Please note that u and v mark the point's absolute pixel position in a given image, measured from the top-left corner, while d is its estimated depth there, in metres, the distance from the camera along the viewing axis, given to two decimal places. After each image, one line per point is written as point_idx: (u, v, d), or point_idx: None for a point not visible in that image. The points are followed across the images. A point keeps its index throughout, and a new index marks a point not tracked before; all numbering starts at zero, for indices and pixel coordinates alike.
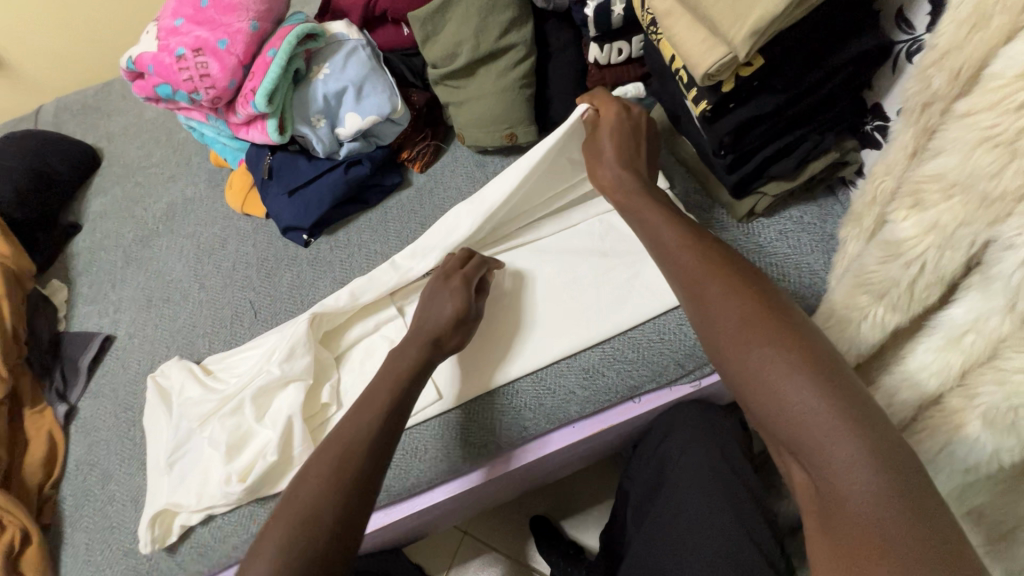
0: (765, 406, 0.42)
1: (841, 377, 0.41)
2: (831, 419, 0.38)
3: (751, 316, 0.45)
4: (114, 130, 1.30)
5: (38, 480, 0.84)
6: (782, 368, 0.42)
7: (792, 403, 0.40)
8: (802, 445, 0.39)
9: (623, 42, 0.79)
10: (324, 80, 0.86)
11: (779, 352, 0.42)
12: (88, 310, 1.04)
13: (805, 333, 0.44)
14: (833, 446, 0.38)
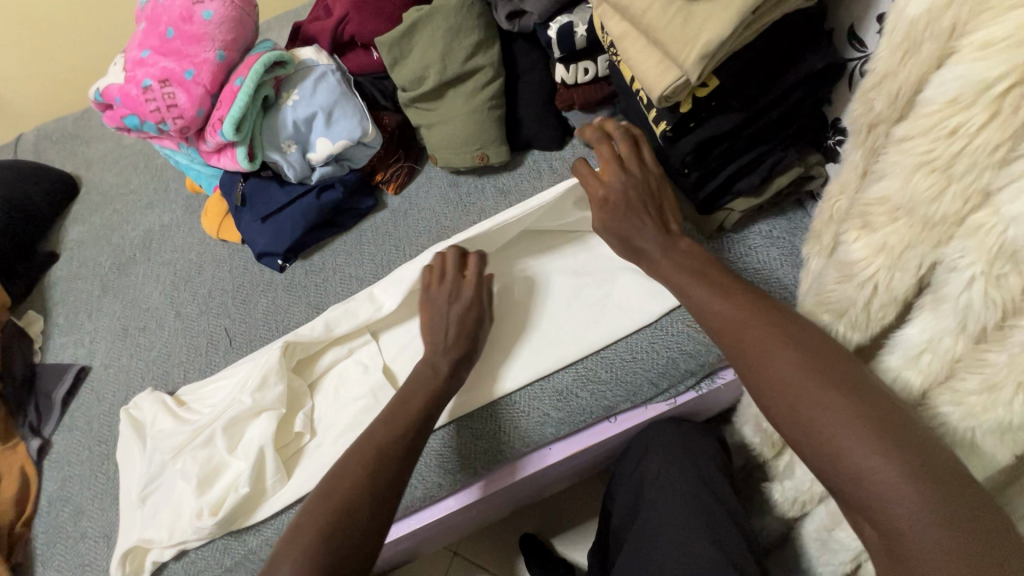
0: (827, 464, 0.41)
1: (904, 426, 0.40)
2: (899, 476, 0.38)
3: (802, 369, 0.44)
4: (92, 158, 1.29)
5: (9, 518, 0.82)
6: (843, 425, 0.41)
7: (857, 463, 0.40)
8: (869, 505, 0.39)
9: (589, 62, 0.79)
10: (294, 106, 0.86)
11: (836, 407, 0.42)
12: (64, 340, 1.03)
13: (859, 379, 0.43)
14: (902, 506, 0.37)
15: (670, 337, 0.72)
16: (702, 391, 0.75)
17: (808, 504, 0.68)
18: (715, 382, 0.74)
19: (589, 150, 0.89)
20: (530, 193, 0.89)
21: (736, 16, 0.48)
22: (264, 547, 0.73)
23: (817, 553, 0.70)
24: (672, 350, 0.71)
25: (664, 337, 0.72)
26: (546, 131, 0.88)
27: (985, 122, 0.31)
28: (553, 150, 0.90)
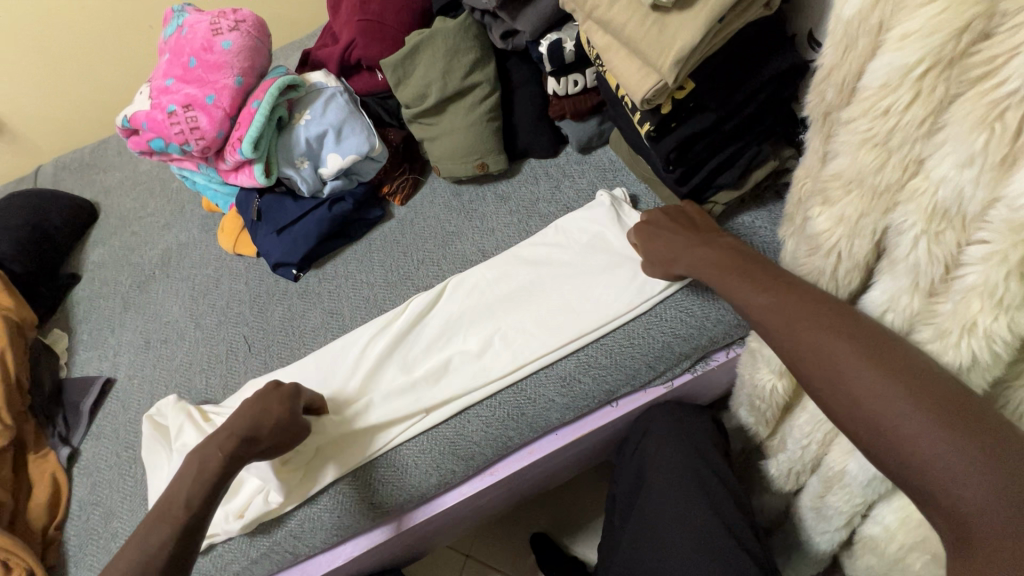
0: (894, 450, 0.41)
1: (973, 410, 0.40)
2: (969, 458, 0.38)
3: (861, 358, 0.44)
4: (110, 185, 1.36)
5: (43, 522, 0.86)
6: (907, 411, 0.41)
7: (924, 448, 0.40)
8: (939, 488, 0.39)
9: (578, 75, 0.86)
10: (306, 125, 0.93)
11: (895, 394, 0.42)
12: (88, 355, 1.08)
13: (920, 363, 0.43)
14: (969, 485, 0.37)
15: (664, 322, 0.77)
16: (696, 373, 0.80)
17: (802, 475, 0.72)
18: (708, 365, 0.79)
19: (582, 156, 0.96)
20: (528, 197, 0.95)
21: (704, 25, 0.54)
22: (288, 539, 0.76)
23: (813, 524, 0.74)
24: (666, 334, 0.76)
25: (658, 323, 0.77)
26: (541, 140, 0.95)
27: (911, 101, 0.37)
28: (548, 158, 0.97)
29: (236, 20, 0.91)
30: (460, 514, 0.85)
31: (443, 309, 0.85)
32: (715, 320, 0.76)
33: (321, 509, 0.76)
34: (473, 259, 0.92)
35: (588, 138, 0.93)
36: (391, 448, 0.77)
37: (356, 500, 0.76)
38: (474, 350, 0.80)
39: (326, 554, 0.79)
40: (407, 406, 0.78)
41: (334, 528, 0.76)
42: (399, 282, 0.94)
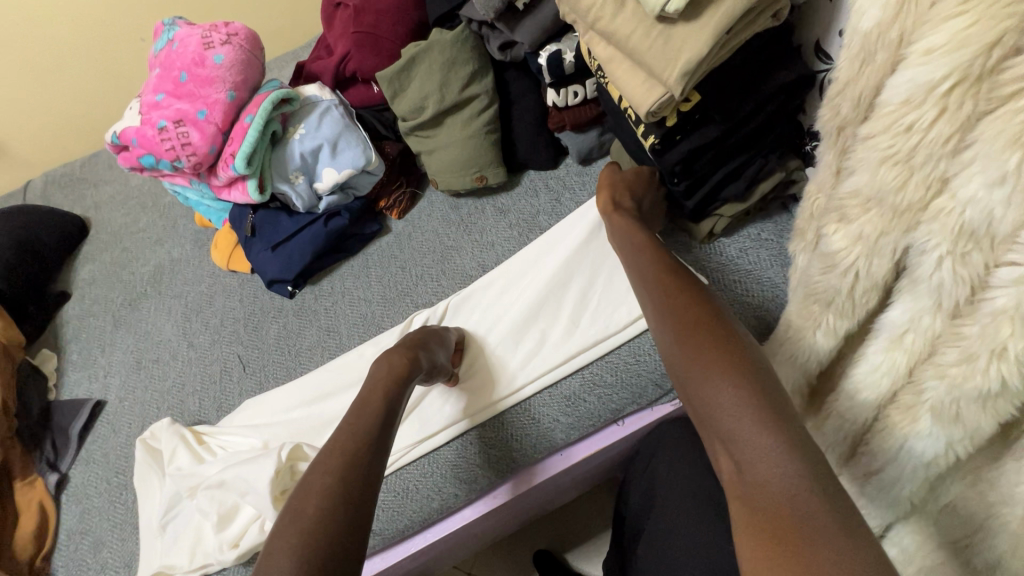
0: (718, 428, 0.44)
1: (778, 400, 0.43)
2: (771, 436, 0.41)
3: (706, 347, 0.48)
4: (101, 200, 1.34)
5: (30, 553, 0.83)
6: (733, 395, 0.44)
7: (740, 427, 0.42)
8: (747, 463, 0.41)
9: (578, 85, 0.84)
10: (300, 139, 0.91)
11: (725, 376, 0.45)
12: (78, 376, 1.05)
13: (753, 360, 0.47)
14: (768, 459, 0.40)
15: None
16: None
17: None
18: None
19: (583, 168, 0.94)
20: (529, 211, 0.93)
21: (711, 37, 0.53)
22: None
23: None
24: None
25: None
26: (540, 152, 0.94)
27: (935, 117, 0.36)
28: (548, 170, 0.96)
29: (228, 33, 0.89)
30: (465, 537, 0.83)
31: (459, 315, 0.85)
32: None
33: (403, 487, 0.75)
34: (473, 274, 0.90)
35: (589, 150, 0.91)
36: (469, 429, 0.76)
37: (441, 484, 0.74)
38: (479, 371, 0.79)
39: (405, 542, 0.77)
40: (408, 433, 0.77)
41: (435, 512, 0.75)
42: (397, 298, 0.92)
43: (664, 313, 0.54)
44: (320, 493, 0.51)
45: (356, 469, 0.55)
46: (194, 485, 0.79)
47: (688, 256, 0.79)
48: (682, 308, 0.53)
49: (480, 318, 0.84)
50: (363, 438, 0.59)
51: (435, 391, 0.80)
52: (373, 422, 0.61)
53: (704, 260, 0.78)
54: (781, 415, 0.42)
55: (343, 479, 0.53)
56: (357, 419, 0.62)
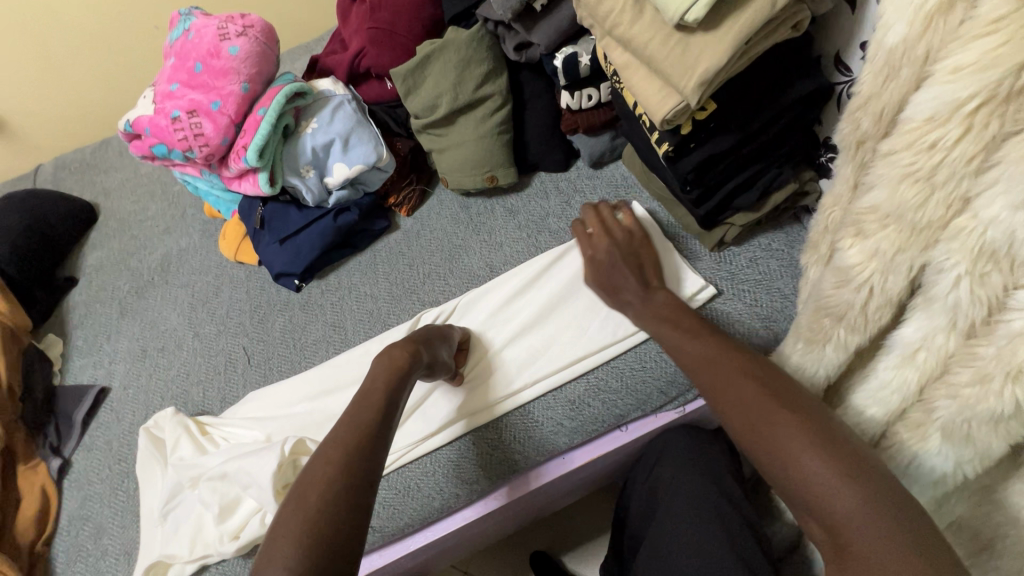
0: (776, 470, 0.47)
1: (829, 429, 0.47)
2: (831, 468, 0.44)
3: (753, 388, 0.51)
4: (110, 186, 1.34)
5: (31, 538, 0.83)
6: (785, 431, 0.47)
7: (799, 466, 0.45)
8: (813, 499, 0.44)
9: (592, 89, 0.84)
10: (312, 133, 0.91)
11: (774, 415, 0.48)
12: (83, 363, 1.05)
13: (795, 395, 0.50)
14: (834, 493, 0.43)
15: None
16: None
17: None
18: None
19: (593, 171, 0.94)
20: (538, 213, 0.93)
21: (731, 46, 0.52)
22: None
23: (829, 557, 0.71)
24: None
25: (671, 347, 0.75)
26: (551, 154, 0.94)
27: (961, 135, 0.35)
28: (558, 172, 0.96)
29: (244, 24, 0.89)
30: (462, 538, 0.82)
31: (464, 313, 0.85)
32: None
33: (405, 481, 0.75)
34: (481, 274, 0.90)
35: (600, 153, 0.91)
36: (468, 431, 0.76)
37: (440, 483, 0.74)
38: (482, 373, 0.79)
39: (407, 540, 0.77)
40: (412, 431, 0.77)
41: (433, 510, 0.74)
42: (404, 295, 0.91)
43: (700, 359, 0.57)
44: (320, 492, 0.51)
45: (357, 462, 0.54)
46: (196, 476, 0.79)
47: (697, 263, 0.78)
48: (718, 353, 0.56)
49: (485, 319, 0.83)
50: (364, 428, 0.58)
51: (440, 390, 0.80)
52: (373, 415, 0.61)
53: (714, 267, 0.77)
54: (834, 443, 0.45)
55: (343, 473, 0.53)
56: (363, 411, 0.61)
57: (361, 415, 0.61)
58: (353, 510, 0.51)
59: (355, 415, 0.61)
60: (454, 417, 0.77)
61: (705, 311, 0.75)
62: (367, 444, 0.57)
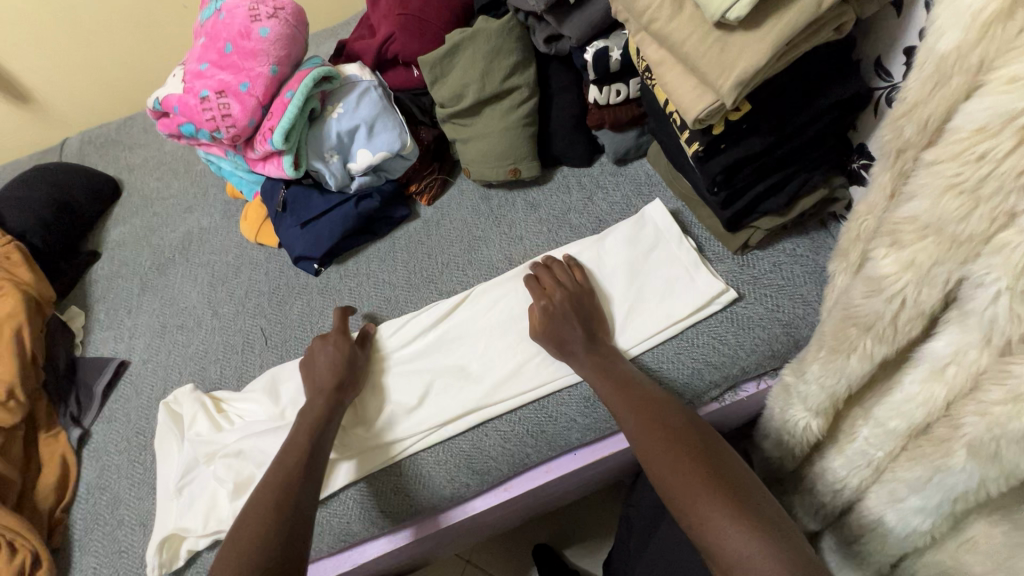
0: (687, 513, 0.55)
1: (730, 477, 0.56)
2: (731, 510, 0.52)
3: (668, 442, 0.60)
4: (134, 162, 1.35)
5: (50, 504, 0.85)
6: (704, 490, 0.54)
7: (705, 511, 0.53)
8: (716, 538, 0.51)
9: (621, 84, 0.83)
10: (338, 118, 0.91)
11: (688, 466, 0.57)
12: (104, 336, 1.07)
13: (718, 457, 0.58)
14: (732, 533, 0.51)
15: (695, 348, 0.74)
16: (724, 403, 0.76)
17: (831, 519, 0.70)
18: (737, 395, 0.76)
19: (617, 168, 0.93)
20: (559, 207, 0.92)
21: (771, 47, 0.51)
22: None
23: (838, 566, 0.71)
24: (697, 361, 0.73)
25: (689, 349, 0.74)
26: (576, 148, 0.93)
27: (1012, 148, 0.34)
28: (581, 167, 0.95)
29: (275, 6, 0.89)
30: (469, 527, 0.83)
31: (477, 306, 0.84)
32: (748, 350, 0.73)
33: (364, 493, 0.75)
34: (500, 267, 0.89)
35: (626, 150, 0.91)
36: (472, 428, 0.76)
37: (429, 483, 0.74)
38: (492, 368, 0.79)
39: (332, 558, 0.77)
40: (425, 418, 0.77)
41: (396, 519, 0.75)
42: (421, 284, 0.92)
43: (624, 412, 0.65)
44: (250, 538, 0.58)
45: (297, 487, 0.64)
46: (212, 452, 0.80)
47: (719, 266, 0.78)
48: (639, 405, 0.64)
49: (498, 311, 0.83)
50: (289, 477, 0.65)
51: (450, 382, 0.79)
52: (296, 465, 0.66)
53: (737, 271, 0.77)
54: (734, 489, 0.54)
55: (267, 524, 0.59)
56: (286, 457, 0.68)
57: (285, 463, 0.67)
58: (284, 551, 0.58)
59: (280, 464, 0.67)
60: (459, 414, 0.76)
61: (726, 314, 0.74)
62: (293, 492, 0.63)
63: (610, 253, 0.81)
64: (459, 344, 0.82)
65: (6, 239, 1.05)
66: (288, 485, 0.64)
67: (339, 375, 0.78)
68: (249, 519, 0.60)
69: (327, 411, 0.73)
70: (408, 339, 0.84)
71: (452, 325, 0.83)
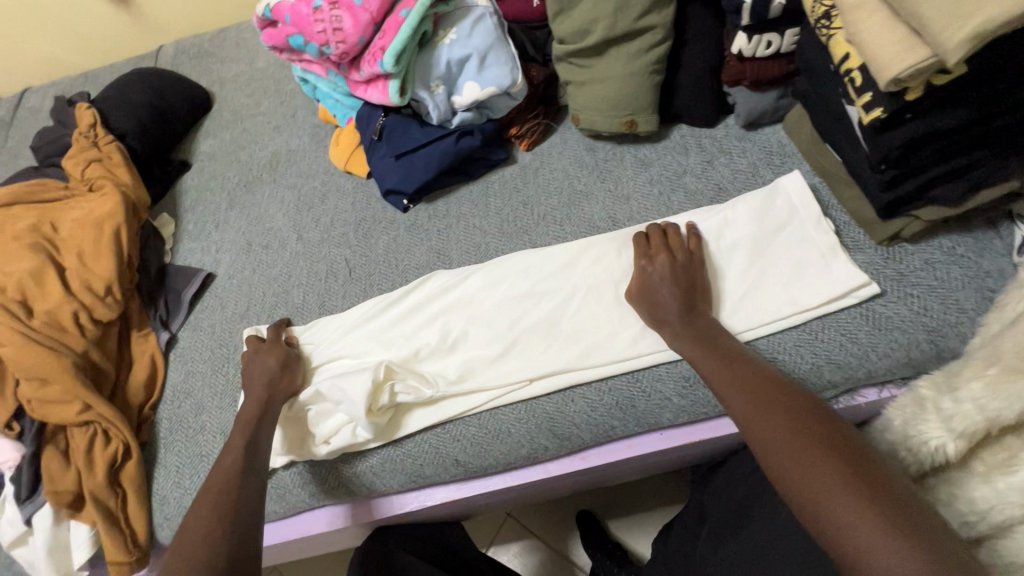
0: (801, 498, 0.49)
1: (859, 461, 0.50)
2: (862, 500, 0.46)
3: (783, 420, 0.54)
4: (226, 77, 1.34)
5: (140, 401, 0.88)
6: (830, 477, 0.48)
7: (827, 497, 0.48)
8: (839, 528, 0.46)
9: (775, 35, 0.73)
10: (450, 45, 0.86)
11: (808, 448, 0.51)
12: (192, 246, 1.08)
13: (842, 442, 0.52)
14: (862, 524, 0.45)
15: (818, 343, 0.66)
16: (838, 406, 0.69)
17: None
18: (853, 400, 0.69)
19: (744, 133, 0.84)
20: (673, 169, 0.84)
21: None
22: (369, 472, 0.76)
23: None
24: (818, 356, 0.66)
25: (811, 343, 0.67)
26: (703, 105, 0.83)
27: None
28: (703, 128, 0.86)
29: None
30: (537, 488, 0.82)
31: (573, 263, 0.78)
32: (880, 353, 0.65)
33: (471, 430, 0.73)
34: (601, 226, 0.83)
35: (760, 113, 0.81)
36: (558, 391, 0.72)
37: (521, 436, 0.72)
38: (582, 331, 0.74)
39: (442, 489, 0.78)
40: (511, 372, 0.73)
41: (500, 462, 0.73)
42: (515, 234, 0.87)
43: (728, 385, 0.59)
44: (200, 539, 0.57)
45: (233, 500, 0.61)
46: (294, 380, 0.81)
47: (858, 255, 0.69)
48: (747, 380, 0.58)
49: (591, 271, 0.77)
50: (224, 484, 0.63)
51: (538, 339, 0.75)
52: (228, 468, 0.65)
53: (879, 264, 0.68)
54: (865, 476, 0.48)
55: (208, 525, 0.58)
56: (220, 462, 0.67)
57: (216, 472, 0.65)
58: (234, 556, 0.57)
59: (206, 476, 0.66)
60: (545, 375, 0.72)
61: (861, 310, 0.66)
62: (237, 493, 0.62)
63: (730, 225, 0.74)
64: (550, 302, 0.76)
65: (109, 139, 1.08)
66: (236, 491, 0.63)
67: (268, 386, 0.76)
68: (191, 522, 0.59)
69: (256, 413, 0.72)
70: (496, 287, 0.79)
71: (542, 280, 0.78)
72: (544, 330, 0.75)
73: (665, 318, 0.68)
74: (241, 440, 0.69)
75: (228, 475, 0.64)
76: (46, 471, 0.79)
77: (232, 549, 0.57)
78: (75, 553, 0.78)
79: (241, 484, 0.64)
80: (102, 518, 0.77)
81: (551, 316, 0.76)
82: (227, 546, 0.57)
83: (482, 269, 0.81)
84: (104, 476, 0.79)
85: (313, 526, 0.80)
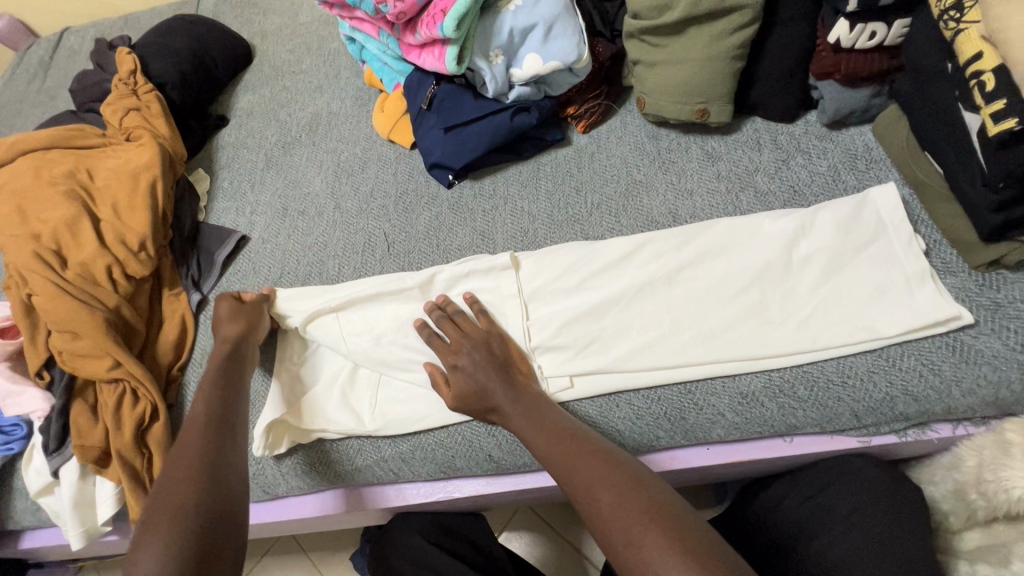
0: (606, 538, 0.50)
1: (699, 530, 0.48)
2: (629, 508, 0.50)
3: (575, 452, 0.57)
4: (267, 30, 1.28)
5: (168, 361, 0.87)
6: (647, 535, 0.48)
7: (604, 506, 0.52)
8: (633, 552, 0.48)
9: (880, 25, 0.66)
10: (514, 14, 0.81)
11: (578, 470, 0.55)
12: (226, 206, 1.04)
13: (615, 465, 0.55)
14: (645, 540, 0.48)
15: (896, 372, 0.61)
16: (905, 440, 0.64)
17: None
18: (923, 435, 0.64)
19: (827, 132, 0.77)
20: (744, 165, 0.78)
21: None
22: (396, 459, 0.73)
23: None
24: (893, 387, 0.61)
25: (887, 370, 0.61)
26: (785, 97, 0.76)
27: None
28: (781, 123, 0.79)
29: None
30: None
31: (631, 256, 0.73)
32: (964, 390, 0.59)
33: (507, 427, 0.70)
34: (661, 221, 0.78)
35: (848, 113, 0.74)
36: (603, 395, 0.68)
37: None
38: (635, 331, 0.69)
39: (472, 481, 0.75)
40: (563, 364, 0.69)
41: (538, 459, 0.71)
42: (566, 223, 0.81)
43: (524, 416, 0.63)
44: (175, 496, 0.54)
45: (211, 452, 0.59)
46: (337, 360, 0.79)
47: (947, 279, 0.63)
48: (550, 425, 0.61)
49: (646, 265, 0.72)
50: (203, 429, 0.61)
51: (593, 340, 0.69)
52: (198, 421, 0.62)
53: (972, 291, 0.62)
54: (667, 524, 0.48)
55: (182, 486, 0.55)
56: (195, 412, 0.64)
57: (191, 424, 0.62)
58: (210, 502, 0.54)
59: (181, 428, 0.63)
60: (597, 377, 0.68)
61: (947, 340, 0.61)
62: (207, 442, 0.60)
63: (804, 231, 0.68)
64: (608, 296, 0.71)
65: (148, 87, 1.04)
66: (210, 446, 0.59)
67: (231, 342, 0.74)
68: (173, 480, 0.56)
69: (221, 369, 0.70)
70: (555, 280, 0.74)
71: (593, 275, 0.73)
72: (595, 328, 0.70)
73: (492, 397, 0.65)
74: (216, 394, 0.66)
75: (205, 423, 0.62)
76: (75, 425, 0.79)
77: (211, 495, 0.55)
78: (100, 508, 0.78)
79: (220, 442, 0.60)
80: (127, 477, 0.77)
81: (603, 313, 0.70)
82: (200, 500, 0.54)
83: (532, 255, 0.77)
84: (130, 436, 0.78)
85: (315, 508, 0.79)
